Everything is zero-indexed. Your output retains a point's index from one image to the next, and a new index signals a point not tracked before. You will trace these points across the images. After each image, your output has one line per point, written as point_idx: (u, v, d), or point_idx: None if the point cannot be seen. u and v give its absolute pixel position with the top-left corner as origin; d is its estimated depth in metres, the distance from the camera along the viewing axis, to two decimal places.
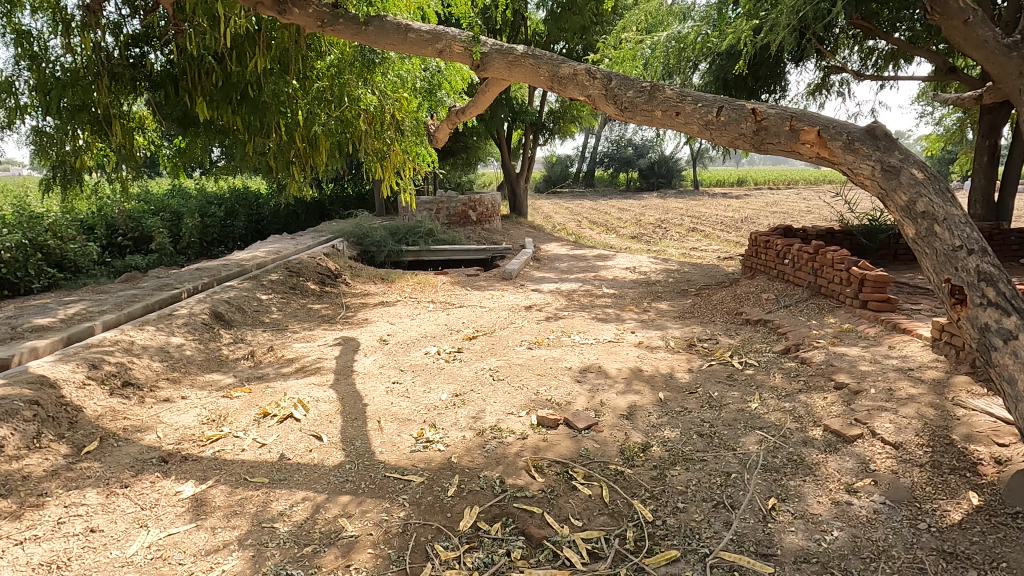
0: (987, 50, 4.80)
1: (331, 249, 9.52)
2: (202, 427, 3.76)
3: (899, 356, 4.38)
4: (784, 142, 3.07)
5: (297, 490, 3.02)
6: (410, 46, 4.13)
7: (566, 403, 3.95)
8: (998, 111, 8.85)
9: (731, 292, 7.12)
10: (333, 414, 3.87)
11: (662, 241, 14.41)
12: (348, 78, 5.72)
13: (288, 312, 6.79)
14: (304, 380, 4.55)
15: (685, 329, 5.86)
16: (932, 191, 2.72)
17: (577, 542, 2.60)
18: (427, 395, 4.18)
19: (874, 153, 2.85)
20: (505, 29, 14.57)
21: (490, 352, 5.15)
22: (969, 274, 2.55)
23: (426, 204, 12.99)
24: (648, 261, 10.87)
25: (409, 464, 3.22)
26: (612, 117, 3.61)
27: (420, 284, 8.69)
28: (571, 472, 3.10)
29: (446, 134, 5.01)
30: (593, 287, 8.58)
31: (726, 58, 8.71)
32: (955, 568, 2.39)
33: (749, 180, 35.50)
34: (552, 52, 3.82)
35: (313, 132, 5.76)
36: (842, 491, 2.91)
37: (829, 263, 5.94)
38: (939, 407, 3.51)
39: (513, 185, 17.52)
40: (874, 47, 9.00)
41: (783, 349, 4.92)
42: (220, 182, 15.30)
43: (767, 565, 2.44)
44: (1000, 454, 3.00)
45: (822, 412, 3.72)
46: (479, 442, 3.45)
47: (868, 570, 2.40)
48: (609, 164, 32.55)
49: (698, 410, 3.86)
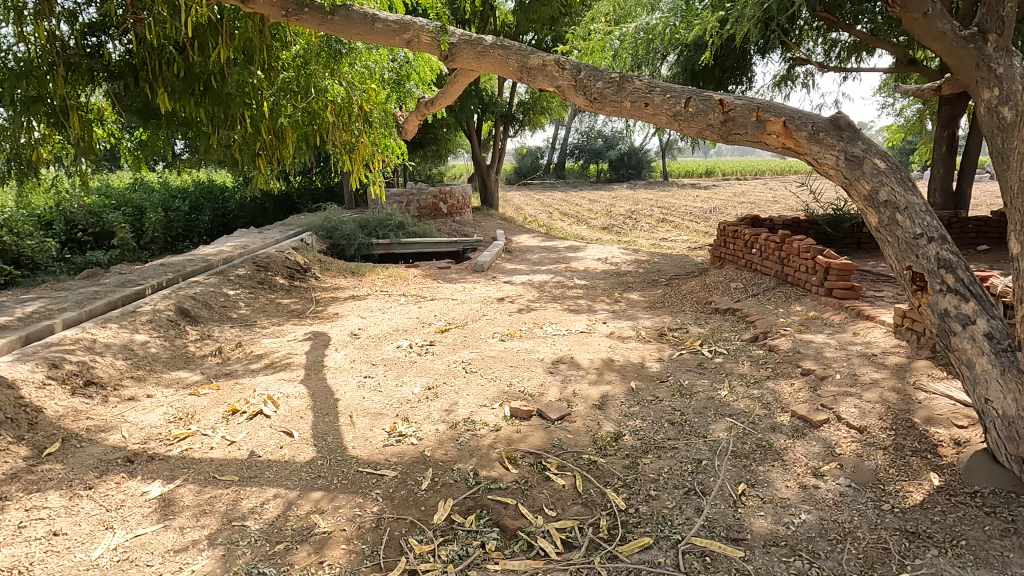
0: (945, 41, 4.87)
1: (300, 243, 9.39)
2: (169, 425, 3.69)
3: (863, 342, 4.47)
4: (751, 133, 3.07)
5: (268, 487, 2.98)
6: (376, 36, 4.08)
7: (537, 395, 3.96)
8: (956, 103, 9.08)
9: (700, 281, 7.21)
10: (304, 410, 3.82)
11: (632, 232, 14.54)
12: (314, 68, 5.53)
13: (256, 307, 6.69)
14: (274, 376, 4.48)
15: (656, 319, 5.94)
16: (894, 180, 2.79)
17: (552, 532, 2.61)
18: (399, 388, 4.15)
19: (838, 143, 2.89)
20: (474, 19, 14.43)
21: (462, 344, 5.14)
22: (929, 261, 2.64)
23: (396, 196, 12.87)
24: (619, 252, 10.95)
25: (381, 459, 3.20)
26: (582, 108, 3.60)
27: (390, 278, 8.63)
28: (545, 463, 3.12)
29: (415, 125, 4.91)
30: (564, 279, 8.62)
31: (694, 49, 8.83)
32: (918, 547, 2.46)
33: (717, 172, 35.71)
34: (520, 43, 3.80)
35: (280, 124, 5.61)
36: (808, 475, 2.98)
37: (795, 252, 6.03)
38: (902, 391, 3.60)
39: (483, 176, 17.46)
40: (837, 39, 9.15)
41: (751, 337, 5.00)
42: (184, 175, 14.96)
43: (737, 550, 2.48)
44: (959, 435, 3.08)
45: (789, 398, 3.79)
46: (452, 435, 3.44)
47: (834, 551, 2.47)
48: (579, 156, 32.58)
49: (669, 399, 3.91)
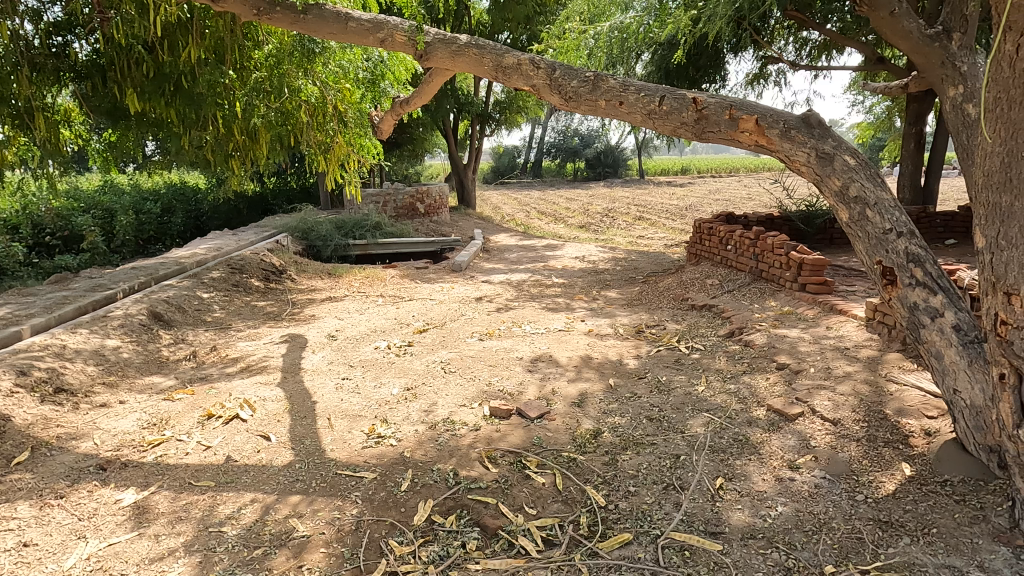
0: (911, 40, 4.96)
1: (275, 245, 9.29)
2: (143, 431, 3.62)
3: (836, 336, 4.54)
4: (724, 131, 3.09)
5: (245, 492, 2.95)
6: (350, 35, 4.06)
7: (517, 394, 3.97)
8: (924, 100, 9.27)
9: (677, 278, 7.27)
10: (281, 413, 3.78)
11: (609, 230, 14.61)
12: (287, 68, 5.50)
13: (231, 310, 6.60)
14: (250, 379, 4.43)
15: (633, 316, 5.98)
16: (864, 176, 2.84)
17: (532, 531, 2.62)
18: (378, 390, 4.13)
19: (809, 140, 2.93)
20: (449, 19, 14.38)
21: (440, 344, 5.13)
22: (898, 256, 2.69)
23: (372, 196, 12.80)
24: (597, 250, 10.99)
25: (361, 461, 3.18)
26: (557, 107, 3.61)
27: (368, 279, 8.57)
28: (524, 461, 3.12)
29: (390, 125, 4.90)
30: (542, 277, 8.63)
31: (668, 48, 8.91)
32: (891, 536, 2.51)
33: (693, 170, 36.03)
34: (495, 43, 3.80)
35: (253, 125, 5.53)
36: (784, 468, 3.02)
37: (769, 248, 6.11)
38: (874, 383, 3.67)
39: (460, 176, 17.41)
40: (807, 38, 9.30)
41: (727, 333, 5.05)
42: (155, 177, 14.71)
43: (716, 543, 2.50)
44: (929, 426, 3.15)
45: (765, 393, 3.85)
46: (431, 435, 3.43)
47: (810, 542, 2.50)
48: (556, 155, 32.65)
49: (648, 395, 3.93)
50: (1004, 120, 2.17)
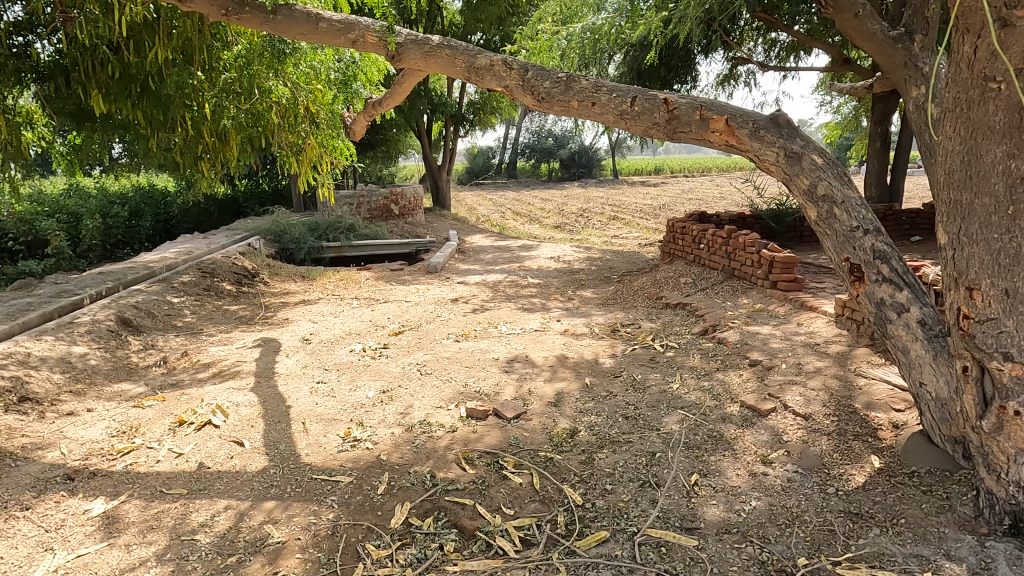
0: (875, 42, 5.08)
1: (247, 248, 9.16)
2: (112, 439, 3.55)
3: (807, 332, 4.62)
4: (695, 131, 3.12)
5: (218, 499, 2.91)
6: (321, 36, 4.02)
7: (493, 394, 3.97)
8: (888, 99, 9.50)
9: (651, 277, 7.33)
10: (255, 419, 3.74)
11: (584, 229, 14.69)
12: (257, 69, 5.40)
13: (202, 314, 6.50)
14: (222, 385, 4.36)
15: (608, 315, 6.02)
16: (831, 175, 2.89)
17: (510, 531, 2.62)
18: (353, 393, 4.10)
19: (778, 140, 2.98)
20: (421, 19, 14.32)
21: (416, 346, 5.10)
22: (865, 253, 2.75)
23: (346, 198, 12.71)
24: (572, 250, 11.03)
25: (336, 465, 3.15)
26: (530, 107, 3.61)
27: (342, 281, 8.50)
28: (501, 462, 3.12)
29: (364, 126, 4.83)
30: (518, 278, 8.65)
31: (640, 49, 8.99)
32: (861, 527, 2.56)
33: (665, 170, 36.38)
34: (467, 43, 3.80)
35: (222, 126, 5.46)
36: (758, 463, 3.07)
37: (741, 246, 6.19)
38: (843, 378, 3.75)
39: (435, 177, 17.35)
40: (776, 39, 9.44)
41: (701, 330, 5.11)
42: (122, 180, 14.44)
43: (691, 539, 2.53)
44: (897, 419, 3.22)
45: (738, 389, 3.90)
46: (408, 438, 3.41)
47: (783, 536, 2.54)
48: (530, 155, 32.68)
49: (623, 393, 3.96)
50: (963, 119, 2.23)
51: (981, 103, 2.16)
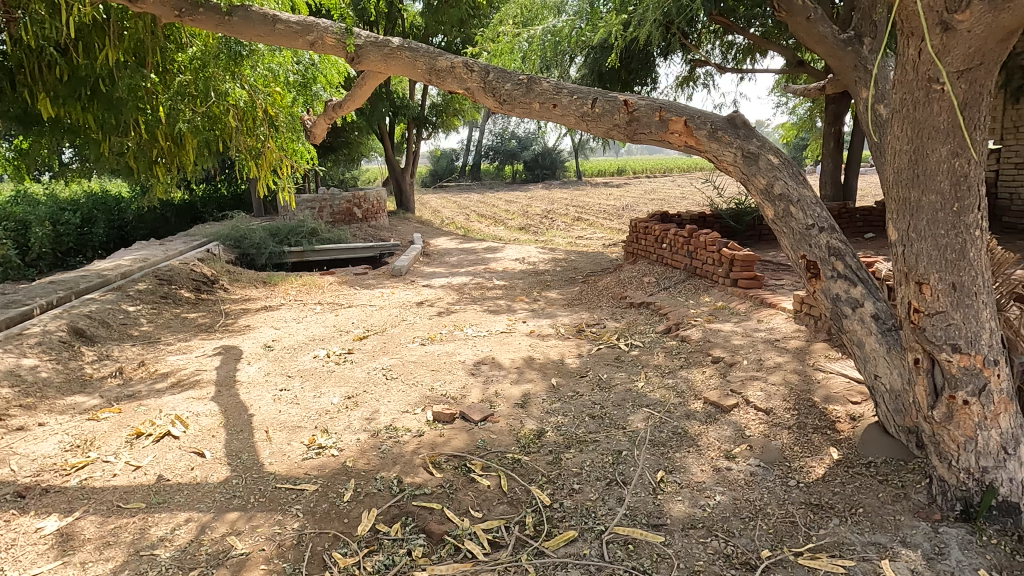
0: (826, 44, 5.28)
1: (206, 254, 8.96)
2: (65, 454, 3.43)
3: (767, 329, 4.72)
4: (655, 132, 3.15)
5: (179, 512, 2.83)
6: (279, 37, 3.95)
7: (460, 397, 3.96)
8: (840, 101, 9.80)
9: (615, 277, 7.40)
10: (216, 428, 3.65)
11: (549, 231, 14.77)
12: (213, 71, 5.27)
13: (160, 323, 6.34)
14: (182, 395, 4.25)
15: (574, 315, 6.06)
16: (786, 174, 2.96)
17: (478, 534, 2.61)
18: (317, 400, 4.04)
19: (735, 140, 3.04)
20: (381, 21, 14.19)
21: (381, 351, 5.06)
22: (820, 250, 2.82)
23: (308, 202, 12.55)
24: (537, 251, 11.07)
25: (301, 473, 3.10)
26: (492, 109, 3.61)
27: (305, 286, 8.38)
28: (469, 465, 3.11)
29: (324, 129, 4.78)
30: (483, 280, 8.64)
31: (600, 51, 9.08)
32: (821, 518, 2.63)
33: (628, 171, 36.77)
34: (427, 46, 3.78)
35: (178, 130, 5.34)
36: (721, 458, 3.12)
37: (702, 246, 6.30)
38: (803, 373, 3.84)
39: (398, 179, 17.21)
40: (733, 42, 9.63)
41: (665, 329, 5.18)
42: (73, 185, 14.02)
43: (658, 535, 2.56)
44: (854, 411, 3.31)
45: (701, 386, 3.96)
46: (374, 443, 3.38)
47: (746, 529, 2.59)
48: (494, 158, 32.70)
49: (589, 393, 3.99)
50: (909, 121, 2.30)
51: (926, 104, 2.23)
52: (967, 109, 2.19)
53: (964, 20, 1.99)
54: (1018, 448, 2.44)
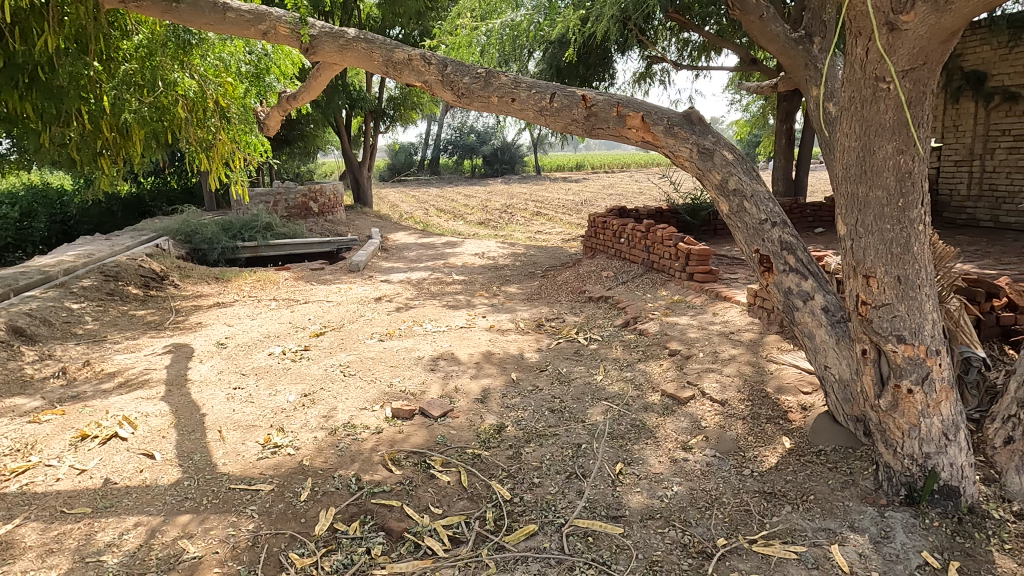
0: (779, 43, 5.39)
1: (155, 249, 8.68)
2: (4, 459, 3.28)
3: (722, 322, 4.81)
4: (613, 127, 3.17)
5: (127, 516, 2.74)
6: (229, 26, 3.84)
7: (419, 393, 3.93)
8: (791, 99, 10.05)
9: (574, 272, 7.44)
10: (167, 429, 3.54)
11: (508, 225, 14.78)
12: (160, 59, 5.19)
13: (106, 321, 6.12)
14: (129, 395, 4.10)
15: (533, 310, 6.08)
16: (740, 170, 3.02)
17: (438, 530, 2.60)
18: (272, 398, 3.96)
19: (691, 136, 3.07)
20: (336, 11, 13.91)
21: (338, 347, 4.98)
22: (773, 244, 2.88)
23: (261, 196, 12.29)
24: (496, 246, 11.06)
25: (256, 473, 3.03)
26: (450, 103, 3.57)
27: (259, 282, 8.20)
28: (429, 461, 3.09)
29: (278, 121, 4.65)
30: (443, 275, 8.59)
31: (558, 46, 9.11)
32: (774, 505, 2.70)
33: (587, 166, 36.99)
34: (384, 37, 3.72)
35: (123, 121, 5.10)
36: (678, 449, 3.17)
37: (659, 240, 6.38)
38: (756, 364, 3.93)
39: (355, 173, 16.94)
40: (688, 39, 9.76)
41: (623, 323, 5.24)
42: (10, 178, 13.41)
43: (617, 527, 2.59)
44: (805, 401, 3.41)
45: (658, 378, 4.03)
46: (331, 441, 3.33)
47: (703, 518, 2.64)
48: (453, 152, 32.51)
49: (549, 387, 4.01)
50: (857, 118, 2.37)
51: (874, 102, 2.29)
52: (911, 108, 2.26)
53: (908, 21, 2.05)
54: (959, 434, 2.54)
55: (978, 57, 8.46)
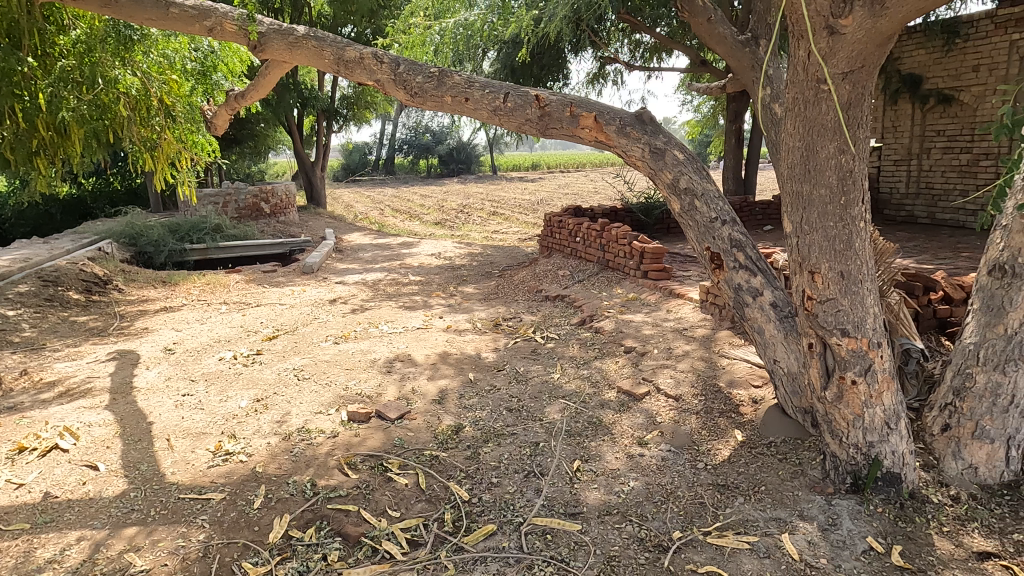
0: (726, 45, 5.52)
1: (98, 253, 8.36)
2: None
3: (675, 318, 4.90)
4: (566, 127, 3.19)
5: (69, 531, 2.63)
6: (173, 22, 3.73)
7: (375, 396, 3.88)
8: (740, 100, 10.28)
9: (531, 271, 7.47)
10: (111, 439, 3.41)
11: (465, 225, 14.74)
12: (100, 56, 5.02)
13: (44, 328, 5.86)
14: (70, 405, 3.94)
15: (490, 310, 6.07)
16: (691, 169, 3.07)
17: (396, 533, 2.57)
18: (223, 404, 3.86)
19: (643, 136, 3.11)
20: (285, 8, 13.63)
21: (292, 350, 4.89)
22: (723, 242, 2.94)
23: (210, 197, 11.97)
24: (453, 246, 11.01)
25: (207, 481, 2.95)
26: (404, 102, 3.54)
27: (209, 285, 7.99)
28: (386, 464, 3.06)
29: (226, 120, 4.53)
30: (399, 275, 8.51)
31: (512, 46, 9.14)
32: (727, 497, 2.76)
33: (543, 166, 37.17)
34: (335, 35, 3.67)
35: (61, 119, 4.85)
36: (634, 445, 3.22)
37: (614, 239, 6.46)
38: (709, 359, 4.01)
39: (308, 174, 16.64)
40: (640, 40, 9.90)
41: (579, 321, 5.28)
42: None
43: (576, 524, 2.61)
44: (756, 394, 3.50)
45: (614, 375, 4.07)
46: (286, 447, 3.26)
47: (658, 512, 2.68)
48: (408, 152, 32.22)
49: (506, 386, 4.01)
50: (801, 118, 2.43)
51: (816, 103, 2.37)
52: (850, 109, 2.35)
53: (847, 25, 2.12)
54: (900, 423, 2.64)
55: (915, 60, 8.87)
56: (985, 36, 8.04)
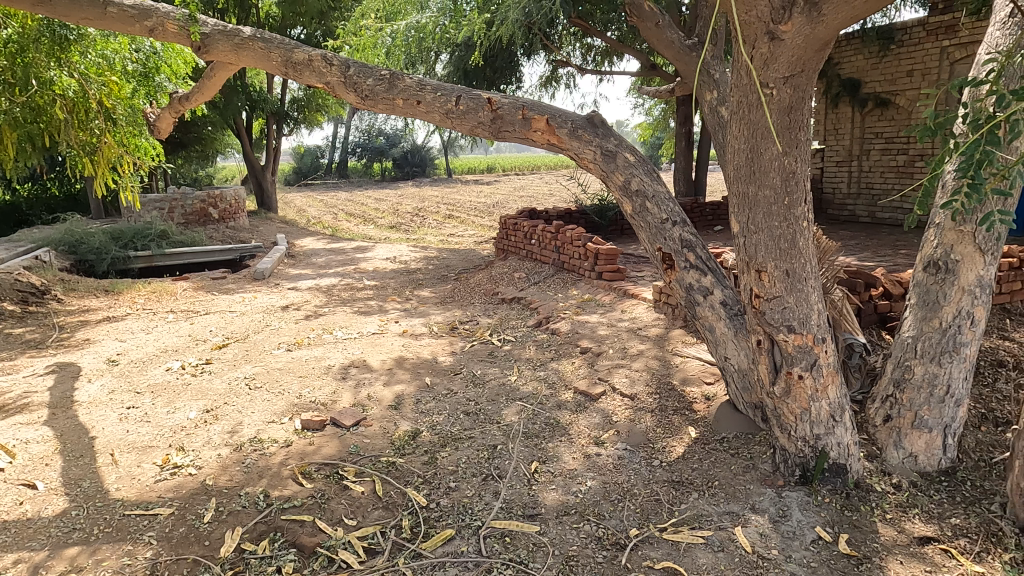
0: (674, 49, 5.63)
1: (34, 262, 8.00)
2: None
3: (630, 318, 4.96)
4: (519, 130, 3.19)
5: (5, 554, 2.50)
6: (111, 22, 3.61)
7: (330, 403, 3.82)
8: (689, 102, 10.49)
9: (487, 274, 7.47)
10: (51, 456, 3.27)
11: (420, 229, 14.65)
12: (33, 56, 4.84)
13: None
14: (6, 421, 3.76)
15: (447, 313, 6.04)
16: (642, 172, 3.11)
17: (352, 542, 2.54)
18: (171, 416, 3.74)
19: (595, 139, 3.14)
20: (231, 8, 13.31)
21: (243, 359, 4.77)
22: (674, 243, 3.00)
23: (154, 202, 11.60)
24: (408, 250, 10.93)
25: (154, 496, 2.85)
26: (354, 105, 3.49)
27: (154, 293, 7.73)
28: (341, 472, 3.01)
29: (170, 123, 4.40)
30: (353, 280, 8.40)
31: (464, 49, 9.13)
32: (682, 493, 2.81)
33: (498, 168, 37.21)
34: (281, 36, 3.60)
35: None
36: (591, 445, 3.25)
37: (568, 240, 6.51)
38: (662, 358, 4.08)
39: (258, 178, 16.28)
40: (592, 44, 10.02)
41: (535, 323, 5.30)
42: None
43: (534, 525, 2.62)
44: (708, 392, 3.57)
45: (570, 376, 4.10)
46: (237, 458, 3.18)
47: (615, 510, 2.71)
48: (361, 155, 31.79)
49: (463, 390, 4.00)
50: (746, 121, 2.50)
51: (759, 106, 2.43)
52: (792, 112, 2.42)
53: (786, 31, 2.18)
54: (845, 415, 2.74)
55: (853, 65, 9.22)
56: (917, 43, 8.42)
